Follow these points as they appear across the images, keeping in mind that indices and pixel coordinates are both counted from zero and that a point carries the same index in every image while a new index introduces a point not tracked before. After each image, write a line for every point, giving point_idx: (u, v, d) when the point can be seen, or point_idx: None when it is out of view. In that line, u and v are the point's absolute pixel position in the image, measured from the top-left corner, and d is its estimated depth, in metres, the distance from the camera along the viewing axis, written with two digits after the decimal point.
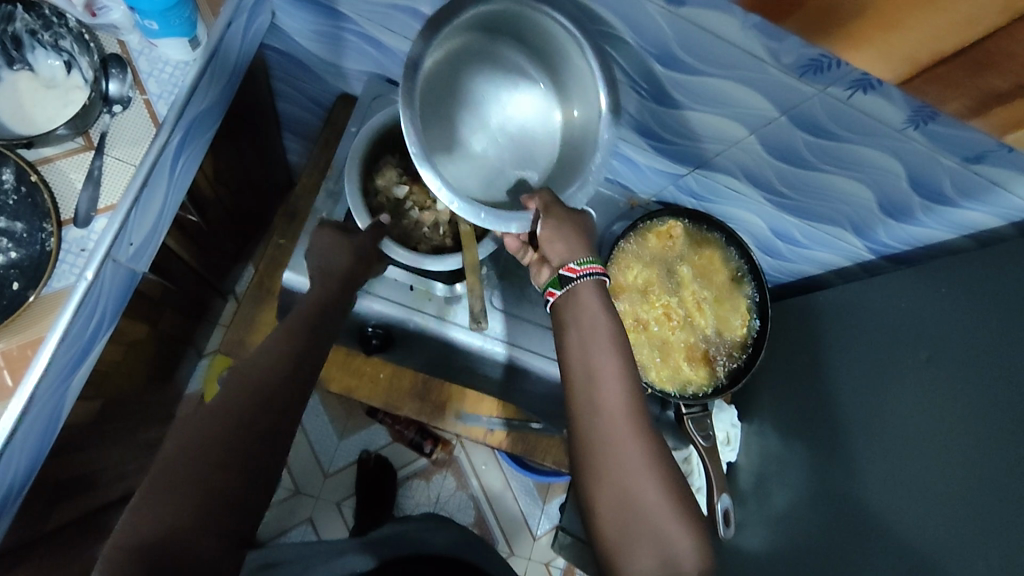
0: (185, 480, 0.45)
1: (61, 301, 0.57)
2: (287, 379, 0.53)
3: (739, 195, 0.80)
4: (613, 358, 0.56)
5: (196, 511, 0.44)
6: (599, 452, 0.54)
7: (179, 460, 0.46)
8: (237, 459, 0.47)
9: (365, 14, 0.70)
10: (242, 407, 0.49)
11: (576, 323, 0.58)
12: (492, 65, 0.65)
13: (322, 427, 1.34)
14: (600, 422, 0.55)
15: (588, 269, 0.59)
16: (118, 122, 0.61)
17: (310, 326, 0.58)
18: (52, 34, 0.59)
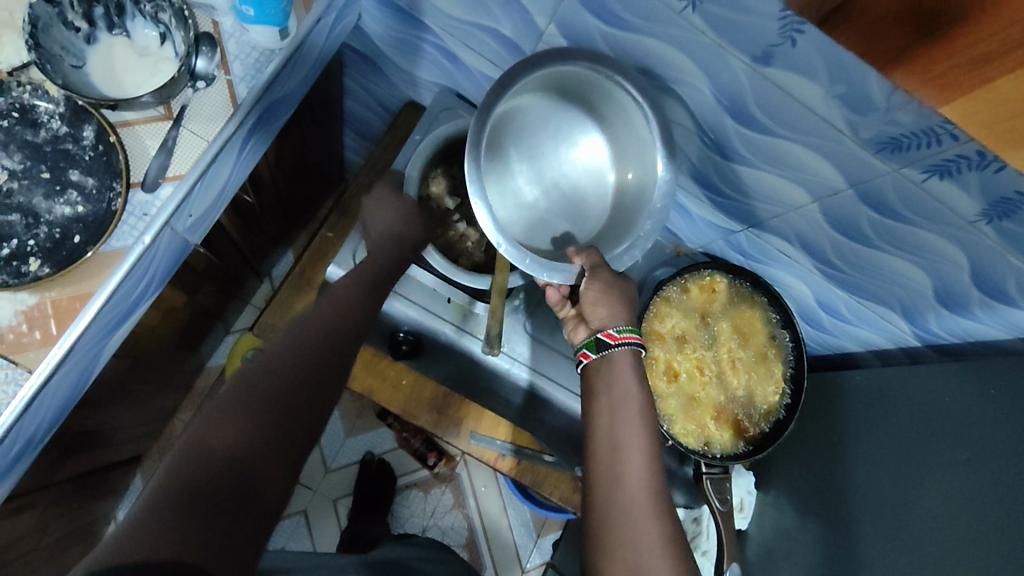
0: (233, 434, 0.46)
1: (117, 259, 0.58)
2: (334, 357, 0.55)
3: (789, 259, 0.79)
4: (640, 427, 0.57)
5: (246, 466, 0.45)
6: (611, 519, 0.54)
7: (229, 417, 0.47)
8: (285, 426, 0.48)
9: (448, 29, 0.71)
10: (291, 377, 0.51)
11: (609, 391, 0.58)
12: (555, 118, 0.66)
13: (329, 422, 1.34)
14: (620, 491, 0.55)
15: (627, 338, 0.59)
16: (199, 97, 0.63)
17: (357, 311, 0.60)
18: (153, 6, 0.61)
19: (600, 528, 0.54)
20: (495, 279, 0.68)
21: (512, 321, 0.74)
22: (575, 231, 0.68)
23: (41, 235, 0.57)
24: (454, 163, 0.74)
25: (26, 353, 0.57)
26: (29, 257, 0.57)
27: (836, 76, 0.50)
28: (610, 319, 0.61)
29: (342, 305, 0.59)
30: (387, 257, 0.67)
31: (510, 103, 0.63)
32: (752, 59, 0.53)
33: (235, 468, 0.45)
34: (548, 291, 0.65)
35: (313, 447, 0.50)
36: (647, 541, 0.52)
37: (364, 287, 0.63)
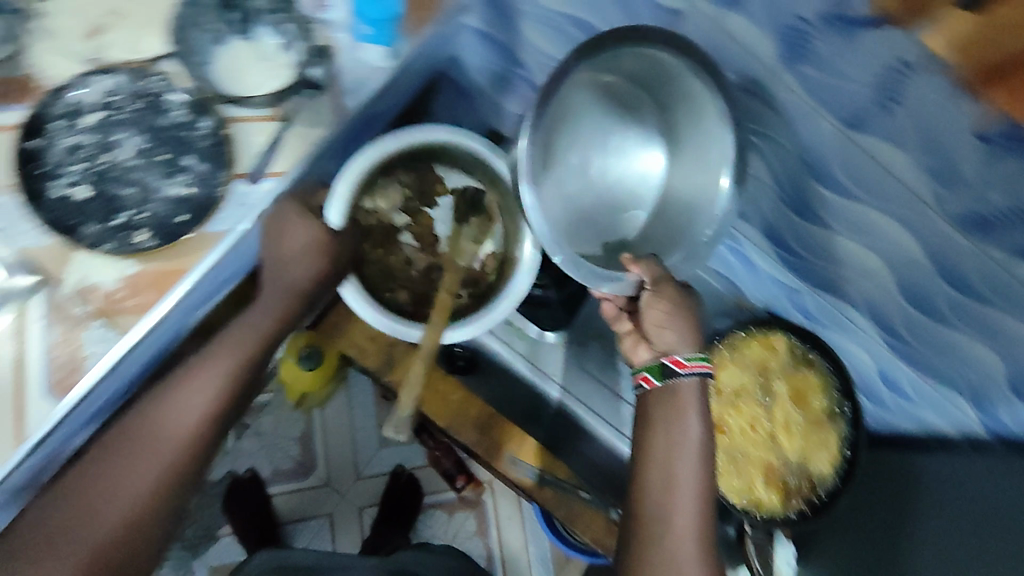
0: (157, 475, 0.58)
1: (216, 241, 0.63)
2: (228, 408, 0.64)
3: (854, 326, 0.77)
4: (696, 471, 0.57)
5: (137, 519, 0.58)
6: (656, 557, 0.56)
7: (123, 479, 0.58)
8: (175, 480, 0.60)
9: (544, 66, 0.75)
10: (191, 439, 0.61)
11: (666, 423, 0.58)
12: (612, 116, 0.65)
13: (366, 430, 1.35)
14: (666, 523, 0.57)
15: (696, 366, 0.58)
16: (308, 103, 0.67)
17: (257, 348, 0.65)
18: (280, 16, 0.66)
19: (643, 563, 0.57)
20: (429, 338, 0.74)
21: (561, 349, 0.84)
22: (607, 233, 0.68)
23: (153, 210, 0.62)
24: (405, 172, 0.80)
25: (121, 315, 0.59)
26: (139, 228, 0.61)
27: (928, 148, 0.50)
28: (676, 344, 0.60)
29: (242, 343, 0.65)
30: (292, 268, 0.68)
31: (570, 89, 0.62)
32: (844, 123, 0.54)
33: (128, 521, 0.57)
34: (605, 305, 0.67)
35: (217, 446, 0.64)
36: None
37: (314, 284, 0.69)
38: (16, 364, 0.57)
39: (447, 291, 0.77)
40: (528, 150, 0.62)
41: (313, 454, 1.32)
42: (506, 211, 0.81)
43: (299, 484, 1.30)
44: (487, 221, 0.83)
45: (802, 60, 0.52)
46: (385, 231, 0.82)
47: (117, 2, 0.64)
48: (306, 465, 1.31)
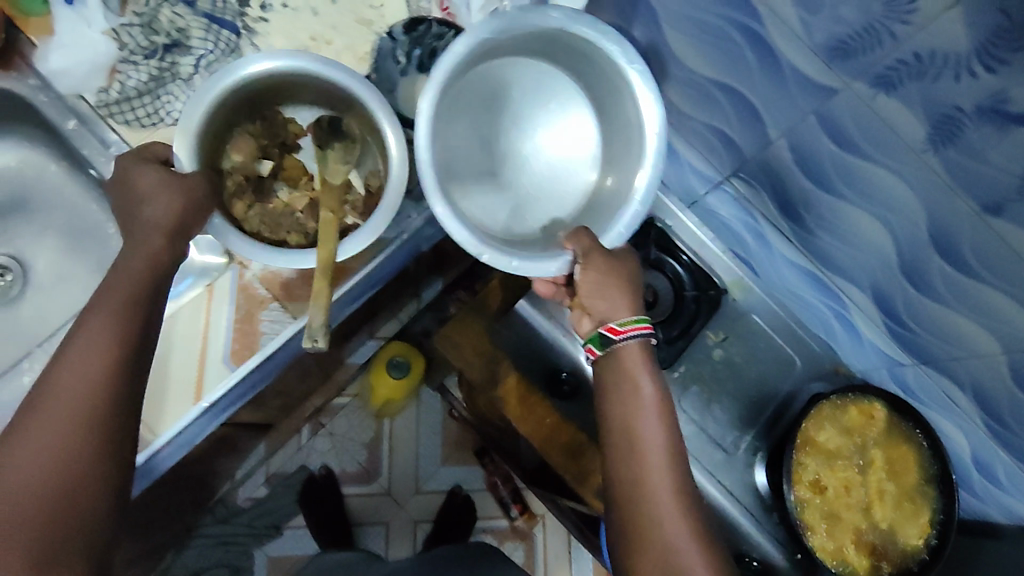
0: (76, 393, 0.49)
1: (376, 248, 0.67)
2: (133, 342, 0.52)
3: (952, 404, 0.79)
4: (662, 431, 0.59)
5: (69, 467, 0.47)
6: (640, 522, 0.56)
7: (40, 428, 0.48)
8: (92, 435, 0.49)
9: (678, 125, 0.80)
10: (99, 386, 0.49)
11: (615, 387, 0.61)
12: (529, 86, 0.72)
13: (430, 447, 1.39)
14: (642, 498, 0.57)
15: (630, 331, 0.61)
16: (471, 137, 0.70)
17: (157, 268, 0.54)
18: None
19: (632, 530, 0.57)
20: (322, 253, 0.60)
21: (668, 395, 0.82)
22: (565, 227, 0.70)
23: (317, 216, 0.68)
24: (249, 119, 0.67)
25: (296, 302, 0.64)
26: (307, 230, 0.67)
27: None
28: (612, 312, 0.63)
29: (133, 268, 0.54)
30: (171, 210, 0.56)
31: (501, 61, 0.70)
32: (982, 207, 0.57)
33: (62, 473, 0.47)
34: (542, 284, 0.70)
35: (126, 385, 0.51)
36: (682, 547, 0.55)
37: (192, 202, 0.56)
38: (207, 328, 0.62)
39: (330, 209, 0.62)
40: (384, 114, 0.63)
41: (381, 462, 1.36)
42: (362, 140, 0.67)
43: (363, 489, 1.35)
44: (352, 145, 0.68)
45: (950, 146, 0.55)
46: (254, 186, 0.68)
47: (320, 29, 0.70)
48: (372, 470, 1.36)
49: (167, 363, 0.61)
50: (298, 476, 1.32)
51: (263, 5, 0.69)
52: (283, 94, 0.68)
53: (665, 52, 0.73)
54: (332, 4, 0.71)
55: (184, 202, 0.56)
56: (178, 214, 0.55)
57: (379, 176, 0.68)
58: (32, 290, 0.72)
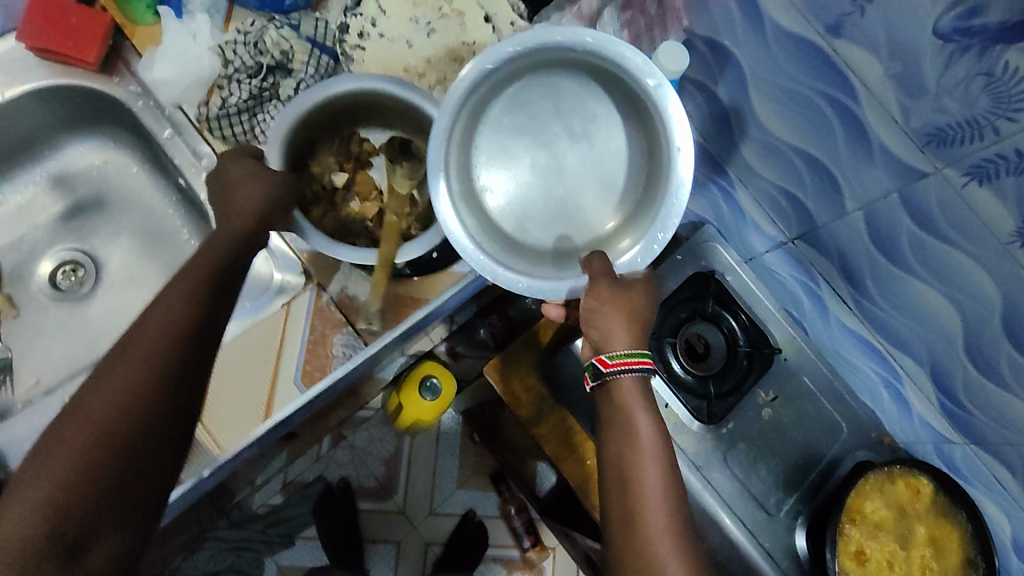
0: (150, 360, 0.48)
1: (449, 278, 0.65)
2: (200, 320, 0.51)
3: (999, 486, 0.77)
4: (663, 472, 0.56)
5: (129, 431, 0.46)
6: (636, 568, 0.52)
7: (113, 378, 0.47)
8: (151, 401, 0.47)
9: (748, 183, 0.81)
10: (167, 359, 0.48)
11: (610, 421, 0.59)
12: (559, 88, 0.64)
13: (447, 469, 1.38)
14: (633, 533, 0.53)
15: (618, 365, 0.58)
16: None
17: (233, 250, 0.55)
18: None
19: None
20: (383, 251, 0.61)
21: (712, 448, 0.81)
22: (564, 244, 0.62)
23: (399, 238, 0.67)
24: (325, 132, 0.67)
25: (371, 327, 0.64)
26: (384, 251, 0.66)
27: None
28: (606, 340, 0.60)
29: (214, 247, 0.54)
30: (255, 200, 0.56)
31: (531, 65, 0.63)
32: None
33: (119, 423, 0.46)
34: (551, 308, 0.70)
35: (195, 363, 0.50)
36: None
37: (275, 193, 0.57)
38: (279, 344, 0.62)
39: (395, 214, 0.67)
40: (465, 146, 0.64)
41: (397, 481, 1.35)
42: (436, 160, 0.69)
43: (377, 506, 1.34)
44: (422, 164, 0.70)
45: None
46: (329, 198, 0.68)
47: (413, 61, 0.72)
48: (387, 487, 1.35)
49: (240, 375, 0.61)
50: (314, 486, 1.31)
51: (360, 34, 0.71)
52: (364, 116, 0.68)
53: (747, 114, 0.74)
54: (427, 38, 0.73)
55: (268, 196, 0.57)
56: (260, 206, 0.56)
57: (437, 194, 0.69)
58: (103, 288, 0.73)
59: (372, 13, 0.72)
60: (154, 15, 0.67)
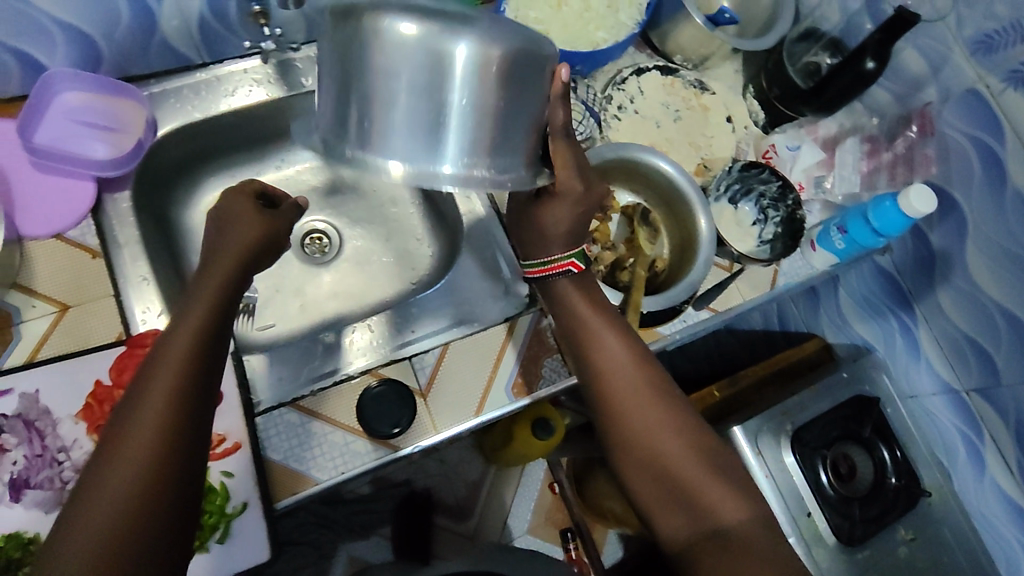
0: (140, 423, 0.44)
1: (653, 337, 0.74)
2: (205, 363, 0.48)
3: None
4: (614, 343, 0.60)
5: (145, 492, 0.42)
6: (615, 427, 0.57)
7: (116, 464, 0.42)
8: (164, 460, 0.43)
9: (935, 328, 0.86)
10: (156, 426, 0.44)
11: (565, 316, 0.63)
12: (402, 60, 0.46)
13: (523, 510, 1.36)
14: (614, 415, 0.57)
15: (540, 267, 0.63)
16: (755, 269, 0.80)
17: (225, 297, 0.52)
18: (772, 204, 0.80)
19: (622, 443, 0.56)
20: (631, 296, 0.68)
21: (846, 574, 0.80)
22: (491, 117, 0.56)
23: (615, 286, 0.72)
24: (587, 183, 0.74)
25: None
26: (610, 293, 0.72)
27: None
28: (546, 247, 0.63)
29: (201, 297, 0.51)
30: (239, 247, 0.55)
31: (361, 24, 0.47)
32: None
33: (135, 512, 0.41)
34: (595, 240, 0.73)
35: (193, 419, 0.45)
36: (676, 450, 0.54)
37: (252, 236, 0.56)
38: (498, 355, 0.69)
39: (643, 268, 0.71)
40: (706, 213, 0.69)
41: (475, 505, 1.35)
42: (678, 222, 0.73)
43: (449, 524, 1.34)
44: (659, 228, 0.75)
45: None
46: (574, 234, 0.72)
47: (658, 140, 0.81)
48: (464, 509, 1.35)
49: (460, 373, 0.68)
50: (400, 490, 1.33)
51: (620, 107, 0.81)
52: (625, 177, 0.75)
53: (955, 262, 0.80)
54: (674, 122, 0.82)
55: (252, 239, 0.56)
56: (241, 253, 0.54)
57: (667, 261, 0.74)
58: (341, 259, 0.83)
59: (631, 91, 0.82)
60: None
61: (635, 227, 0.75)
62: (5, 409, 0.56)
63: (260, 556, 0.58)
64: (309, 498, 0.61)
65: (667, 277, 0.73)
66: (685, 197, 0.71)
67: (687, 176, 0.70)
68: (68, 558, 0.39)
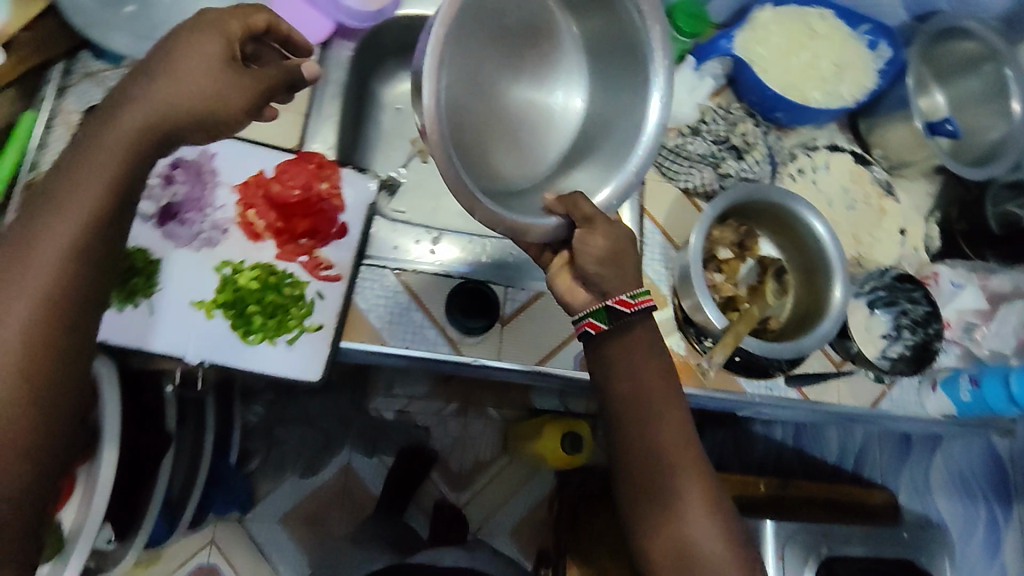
0: (43, 259, 0.41)
1: (732, 387, 0.72)
2: (116, 206, 0.43)
3: None
4: (672, 405, 0.57)
5: (43, 330, 0.41)
6: (655, 487, 0.56)
7: (7, 293, 0.40)
8: (60, 301, 0.41)
9: None
10: (59, 266, 0.41)
11: (620, 357, 0.57)
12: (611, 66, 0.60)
13: (512, 512, 1.36)
14: (659, 476, 0.56)
15: (639, 300, 0.57)
16: (862, 378, 0.76)
17: (145, 143, 0.43)
18: (910, 324, 0.76)
19: (656, 506, 0.56)
20: (733, 329, 0.67)
21: None
22: (575, 150, 0.61)
23: None
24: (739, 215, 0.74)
25: None
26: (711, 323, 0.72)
27: None
28: (617, 287, 0.57)
29: (116, 132, 0.43)
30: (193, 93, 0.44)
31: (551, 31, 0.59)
32: None
33: (36, 351, 0.41)
34: (714, 271, 0.72)
35: (94, 260, 0.43)
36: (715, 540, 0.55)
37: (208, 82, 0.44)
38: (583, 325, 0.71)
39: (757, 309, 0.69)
40: (843, 287, 0.68)
41: (474, 482, 1.36)
42: (811, 289, 0.71)
43: (444, 485, 1.35)
44: (788, 286, 0.73)
45: None
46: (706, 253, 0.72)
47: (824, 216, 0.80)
48: (462, 480, 1.35)
49: (543, 323, 0.70)
50: (417, 432, 1.35)
51: (800, 170, 0.80)
52: (777, 227, 0.74)
53: None
54: (847, 209, 0.80)
55: (215, 87, 0.44)
56: (189, 111, 0.44)
57: (783, 321, 0.72)
58: None
59: (818, 162, 0.81)
60: (677, 55, 0.78)
61: (765, 275, 0.73)
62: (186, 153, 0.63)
63: (314, 373, 0.62)
64: (367, 352, 0.65)
65: (775, 333, 0.70)
66: (829, 267, 0.69)
67: (838, 248, 0.69)
68: None
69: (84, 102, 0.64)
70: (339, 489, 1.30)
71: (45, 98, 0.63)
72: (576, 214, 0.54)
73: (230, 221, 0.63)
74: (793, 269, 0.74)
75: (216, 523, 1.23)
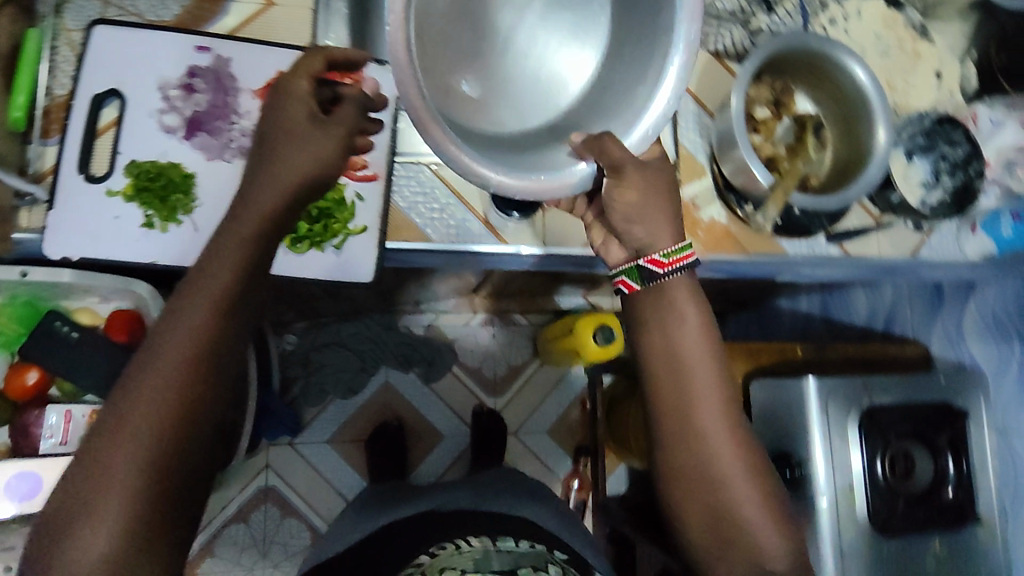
0: (167, 370, 0.45)
1: (775, 248, 0.73)
2: (231, 310, 0.47)
3: None
4: (711, 371, 0.55)
5: (174, 434, 0.44)
6: (689, 459, 0.55)
7: (141, 404, 0.44)
8: (187, 410, 0.45)
9: None
10: (183, 373, 0.45)
11: (657, 318, 0.56)
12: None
13: (549, 412, 1.40)
14: (691, 447, 0.55)
15: (674, 260, 0.54)
16: (900, 228, 0.76)
17: (253, 250, 0.48)
18: (950, 168, 0.75)
19: (687, 477, 0.55)
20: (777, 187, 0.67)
21: (862, 550, 0.79)
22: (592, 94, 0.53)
23: None
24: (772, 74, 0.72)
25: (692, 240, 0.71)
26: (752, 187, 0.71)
27: None
28: (652, 243, 0.55)
29: (232, 248, 0.47)
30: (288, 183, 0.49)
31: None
32: None
33: (165, 446, 0.44)
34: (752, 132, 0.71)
35: (219, 371, 0.47)
36: (749, 511, 0.54)
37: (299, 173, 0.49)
38: None
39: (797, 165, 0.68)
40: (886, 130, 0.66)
41: (510, 388, 1.39)
42: (850, 139, 0.70)
43: (479, 392, 1.38)
44: (826, 140, 0.72)
45: None
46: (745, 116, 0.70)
47: None
48: (498, 386, 1.39)
49: None
50: (448, 347, 1.37)
51: (832, 20, 0.76)
52: (812, 79, 0.72)
53: None
54: (881, 57, 0.77)
55: (308, 163, 0.50)
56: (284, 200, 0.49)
57: (823, 176, 0.71)
58: None
59: (849, 10, 0.77)
60: None
61: (803, 132, 0.72)
62: (200, 61, 0.62)
63: (366, 274, 0.64)
64: (414, 251, 0.65)
65: (817, 188, 0.70)
66: (869, 112, 0.68)
67: (878, 90, 0.67)
68: (114, 485, 0.43)
69: (83, 19, 0.62)
70: (380, 406, 1.34)
71: (41, 17, 0.60)
72: (605, 159, 0.48)
73: (256, 128, 0.62)
74: (830, 121, 0.72)
75: (268, 449, 1.28)
